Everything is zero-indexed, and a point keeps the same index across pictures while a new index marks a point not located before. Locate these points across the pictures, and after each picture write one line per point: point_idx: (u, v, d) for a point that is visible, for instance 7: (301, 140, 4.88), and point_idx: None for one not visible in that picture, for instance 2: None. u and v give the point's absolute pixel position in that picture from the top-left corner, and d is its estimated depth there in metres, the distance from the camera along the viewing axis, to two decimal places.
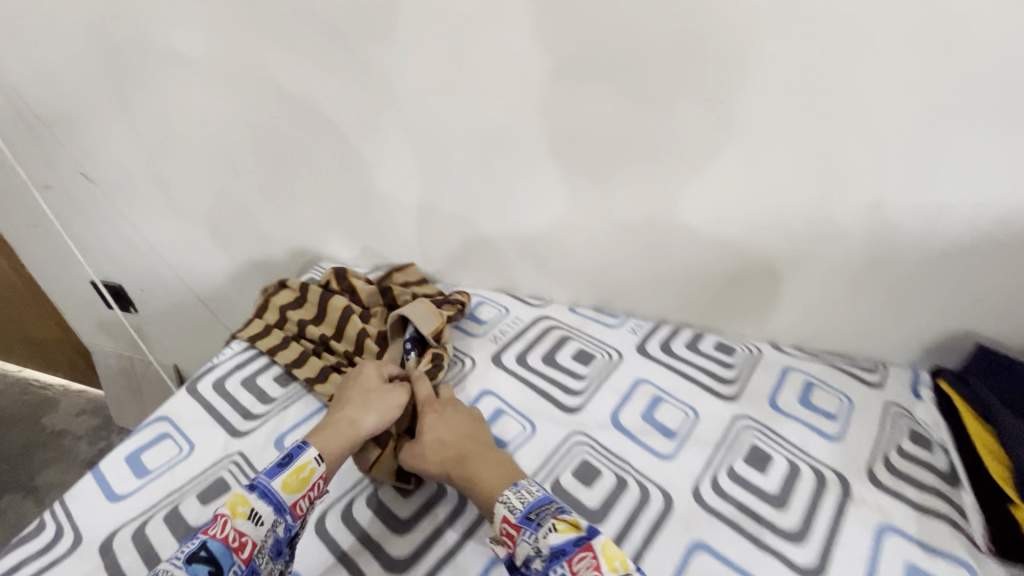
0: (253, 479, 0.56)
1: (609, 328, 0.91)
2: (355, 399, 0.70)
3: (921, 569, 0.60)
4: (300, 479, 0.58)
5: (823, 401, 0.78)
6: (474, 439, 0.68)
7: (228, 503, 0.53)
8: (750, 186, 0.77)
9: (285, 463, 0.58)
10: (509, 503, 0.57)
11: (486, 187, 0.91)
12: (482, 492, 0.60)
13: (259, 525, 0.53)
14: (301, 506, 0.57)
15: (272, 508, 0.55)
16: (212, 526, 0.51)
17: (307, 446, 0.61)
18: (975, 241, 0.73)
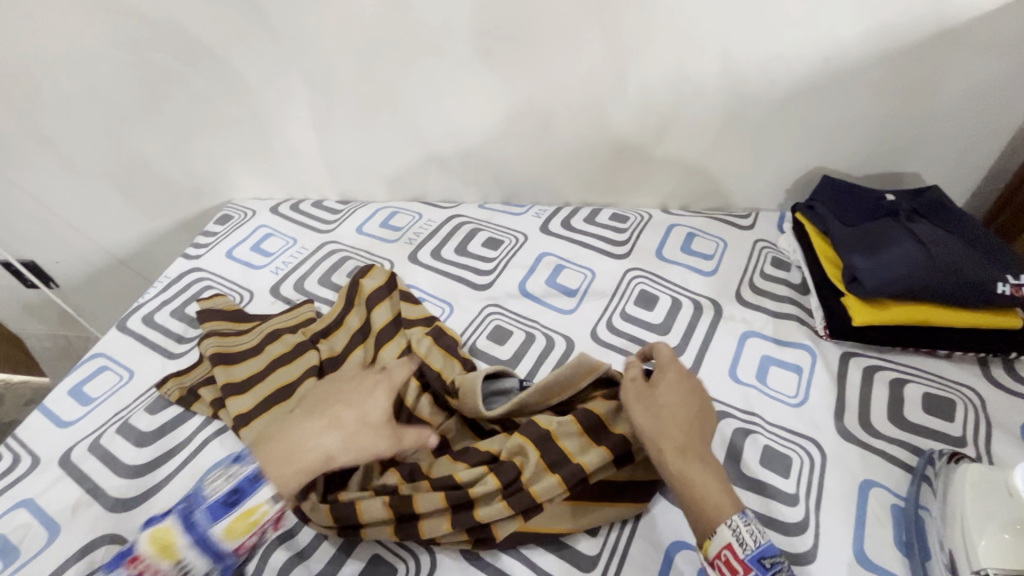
0: (190, 515, 0.49)
1: (514, 216, 0.98)
2: (334, 419, 0.57)
3: (774, 357, 0.73)
4: (246, 524, 0.49)
5: (701, 247, 0.89)
6: (701, 427, 0.56)
7: (155, 545, 0.48)
8: (614, 55, 0.84)
9: (232, 503, 0.50)
10: (738, 531, 0.48)
11: (376, 95, 0.94)
12: (704, 500, 0.50)
13: (184, 573, 0.48)
14: (246, 546, 0.50)
15: (203, 558, 0.49)
16: (137, 563, 0.47)
17: (262, 484, 0.51)
18: (809, 79, 0.82)
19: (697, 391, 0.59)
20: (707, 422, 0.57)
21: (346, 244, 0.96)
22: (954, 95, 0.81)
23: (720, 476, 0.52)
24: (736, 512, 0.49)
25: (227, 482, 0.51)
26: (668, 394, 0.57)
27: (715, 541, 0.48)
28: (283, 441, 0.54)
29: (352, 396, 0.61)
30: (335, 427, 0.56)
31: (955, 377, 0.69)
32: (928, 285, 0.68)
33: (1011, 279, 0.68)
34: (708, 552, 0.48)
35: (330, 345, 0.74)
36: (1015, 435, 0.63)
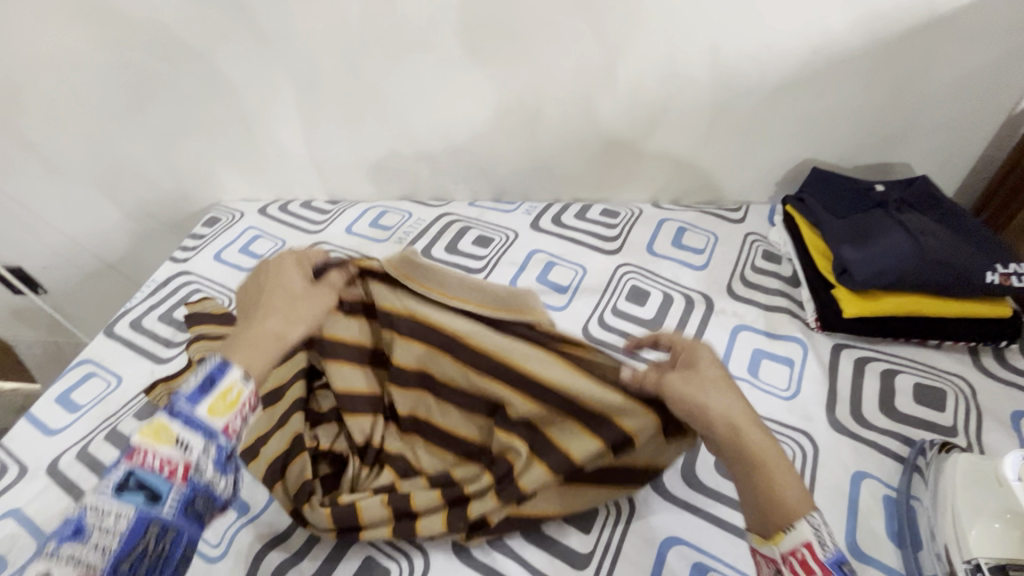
0: (170, 405, 0.42)
1: (505, 213, 0.98)
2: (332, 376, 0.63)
3: (765, 350, 0.73)
4: (227, 401, 0.44)
5: (692, 241, 0.89)
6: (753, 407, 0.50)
7: (147, 432, 0.41)
8: (602, 50, 0.83)
9: (206, 386, 0.43)
10: (819, 531, 0.42)
11: (363, 94, 0.93)
12: (773, 494, 0.44)
13: (187, 450, 0.41)
14: (236, 426, 0.44)
15: (201, 437, 0.42)
16: (133, 453, 0.40)
17: (231, 365, 0.46)
18: (798, 71, 0.82)
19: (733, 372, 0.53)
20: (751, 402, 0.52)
21: (335, 244, 0.95)
22: (942, 85, 0.81)
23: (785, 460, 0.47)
24: (812, 506, 0.43)
25: (196, 371, 0.44)
26: (711, 371, 0.51)
27: (790, 539, 0.42)
28: (290, 399, 0.60)
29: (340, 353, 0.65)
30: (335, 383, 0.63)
31: (946, 367, 0.70)
32: (918, 276, 0.68)
33: (999, 268, 0.68)
34: (782, 547, 0.43)
35: None
36: (1004, 423, 0.63)
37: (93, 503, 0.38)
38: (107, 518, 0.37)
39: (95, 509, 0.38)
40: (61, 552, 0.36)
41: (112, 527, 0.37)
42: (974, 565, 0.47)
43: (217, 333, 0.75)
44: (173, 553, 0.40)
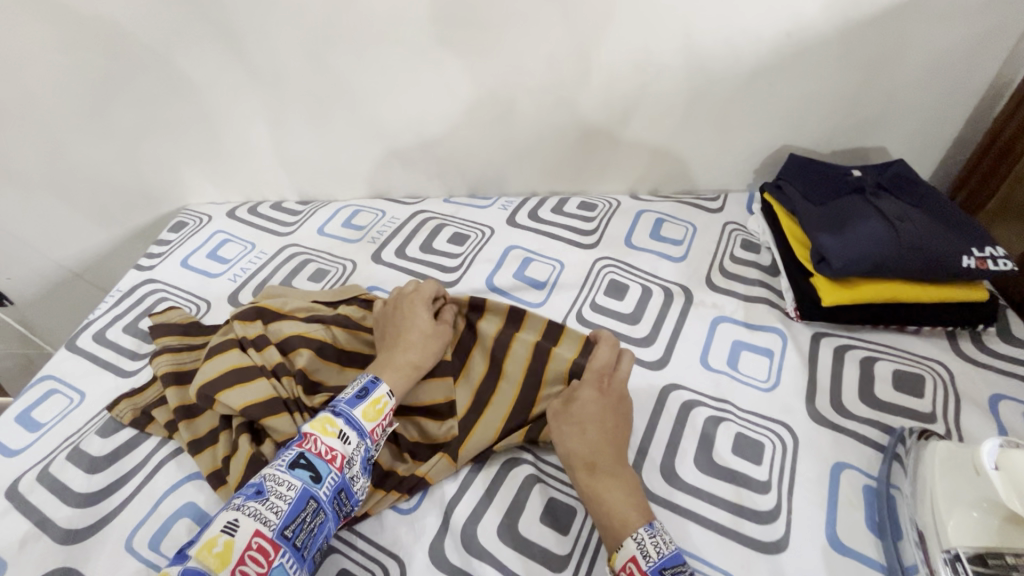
0: (336, 406, 0.57)
1: (481, 209, 0.96)
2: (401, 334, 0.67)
3: (745, 341, 0.72)
4: (376, 409, 0.58)
5: (670, 232, 0.88)
6: (616, 444, 0.57)
7: (316, 423, 0.55)
8: (572, 38, 0.81)
9: (363, 395, 0.59)
10: (643, 543, 0.49)
11: (330, 91, 0.90)
12: (610, 514, 0.52)
13: (345, 443, 0.55)
14: (378, 431, 0.58)
15: (356, 433, 0.56)
16: (307, 439, 0.54)
17: (380, 382, 0.61)
18: (772, 55, 0.81)
19: (612, 400, 0.61)
20: (626, 436, 0.59)
21: (307, 246, 0.92)
22: (915, 67, 0.80)
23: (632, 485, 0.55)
24: (644, 525, 0.51)
25: (354, 385, 0.60)
26: (583, 409, 0.59)
27: (619, 556, 0.49)
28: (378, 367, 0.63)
29: (404, 318, 0.68)
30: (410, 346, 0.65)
31: (924, 352, 0.69)
32: (896, 262, 0.67)
33: (975, 252, 0.68)
34: (616, 563, 0.50)
35: (267, 355, 0.68)
36: (982, 407, 0.63)
37: (273, 472, 0.51)
38: (283, 484, 0.50)
39: (277, 479, 0.51)
40: (248, 504, 0.49)
41: (286, 493, 0.50)
42: (953, 555, 0.47)
43: (181, 346, 0.73)
44: (318, 532, 0.51)
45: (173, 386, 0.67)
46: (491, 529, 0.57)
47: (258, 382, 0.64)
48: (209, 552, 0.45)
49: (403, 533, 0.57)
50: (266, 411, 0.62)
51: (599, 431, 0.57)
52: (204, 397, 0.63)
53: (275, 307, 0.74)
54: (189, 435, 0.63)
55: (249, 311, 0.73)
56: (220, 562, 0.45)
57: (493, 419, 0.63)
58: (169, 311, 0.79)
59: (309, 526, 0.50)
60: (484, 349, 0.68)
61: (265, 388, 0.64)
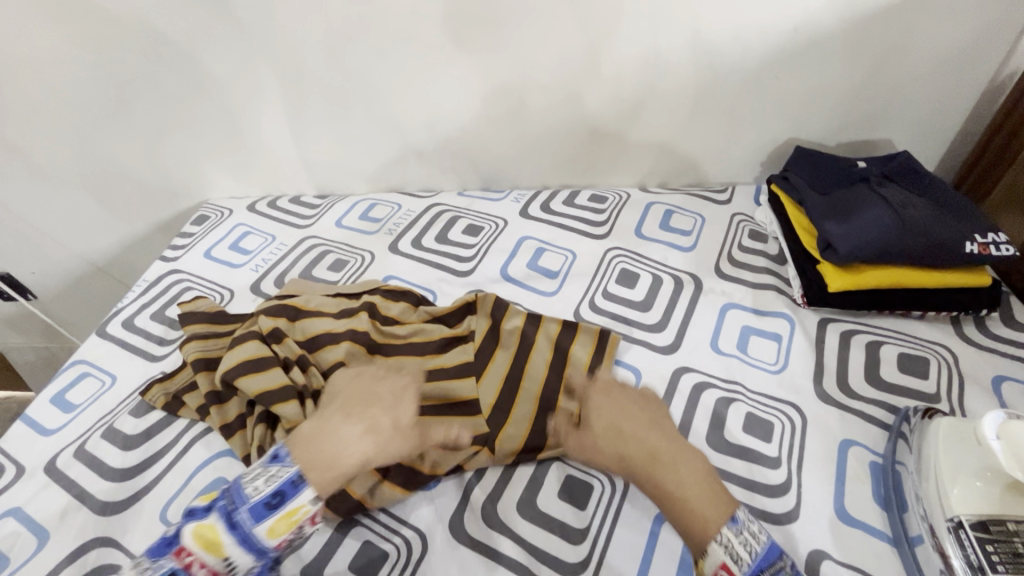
0: (234, 514, 0.49)
1: (494, 202, 0.98)
2: (371, 424, 0.59)
3: (753, 326, 0.74)
4: (288, 524, 0.50)
5: (680, 223, 0.90)
6: (643, 439, 0.58)
7: (200, 538, 0.49)
8: (584, 34, 0.84)
9: (276, 505, 0.50)
10: (731, 546, 0.49)
11: (347, 86, 0.93)
12: (691, 516, 0.52)
13: (228, 566, 0.49)
14: (287, 543, 0.51)
15: (242, 555, 0.49)
16: (183, 556, 0.48)
17: (304, 485, 0.52)
18: (780, 50, 0.83)
19: (620, 396, 0.63)
20: (649, 427, 0.60)
21: (326, 238, 0.95)
22: (919, 61, 0.82)
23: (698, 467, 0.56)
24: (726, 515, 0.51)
25: (268, 484, 0.51)
26: (600, 422, 0.60)
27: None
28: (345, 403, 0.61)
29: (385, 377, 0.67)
30: (372, 432, 0.58)
31: (929, 337, 0.71)
32: (900, 249, 0.69)
33: (979, 238, 0.69)
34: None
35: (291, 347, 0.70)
36: (986, 388, 0.65)
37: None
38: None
39: None
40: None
41: None
42: (956, 522, 0.49)
43: (210, 333, 0.76)
44: None
45: (203, 375, 0.70)
46: (510, 504, 0.59)
47: (273, 371, 0.66)
48: None
49: (424, 508, 0.60)
50: (281, 400, 0.64)
51: (624, 438, 0.58)
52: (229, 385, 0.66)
53: (298, 304, 0.76)
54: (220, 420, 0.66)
55: (273, 307, 0.75)
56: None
57: (521, 418, 0.64)
58: (196, 301, 0.82)
59: None
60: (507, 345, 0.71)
61: (279, 375, 0.66)
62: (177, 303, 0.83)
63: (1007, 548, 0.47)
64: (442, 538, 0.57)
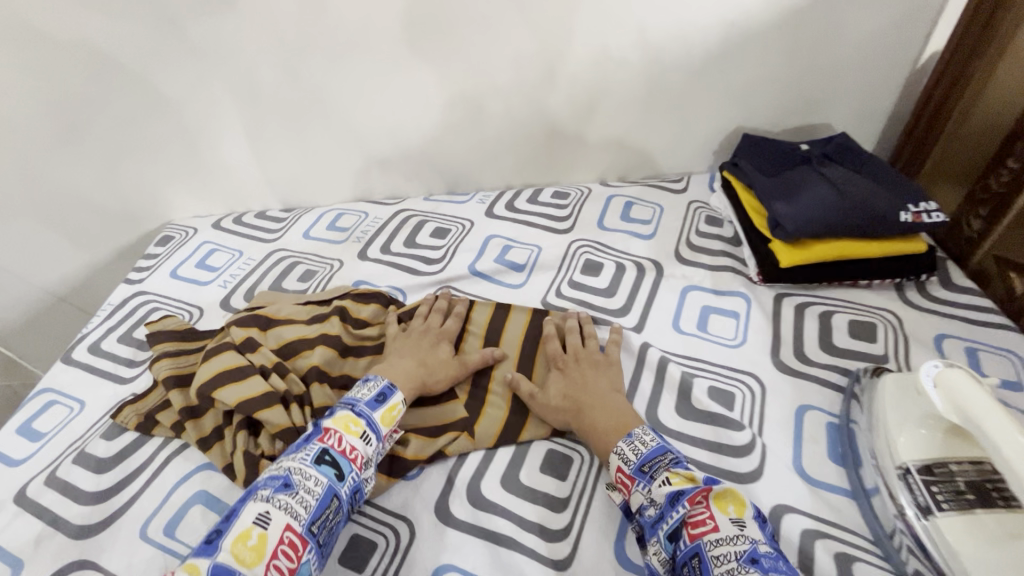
0: (356, 406, 0.60)
1: (459, 204, 1.00)
2: (421, 359, 0.69)
3: (713, 306, 0.78)
4: (393, 416, 0.61)
5: (639, 213, 0.93)
6: (587, 389, 0.64)
7: (340, 422, 0.57)
8: (533, 38, 0.87)
9: (382, 400, 0.61)
10: (622, 453, 0.57)
11: (306, 100, 0.94)
12: (598, 440, 0.60)
13: (365, 444, 0.57)
14: (389, 437, 0.61)
15: (375, 436, 0.59)
16: (330, 436, 0.56)
17: (396, 390, 0.63)
18: (720, 43, 0.87)
19: (587, 360, 0.68)
20: (598, 380, 0.66)
21: (293, 250, 0.96)
22: (848, 47, 0.88)
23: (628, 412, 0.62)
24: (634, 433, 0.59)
25: (373, 389, 0.62)
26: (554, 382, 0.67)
27: (613, 472, 0.57)
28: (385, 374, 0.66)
29: (415, 341, 0.72)
30: (424, 364, 0.68)
31: (875, 303, 0.76)
32: (842, 222, 0.74)
33: (912, 207, 0.74)
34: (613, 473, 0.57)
35: (267, 356, 0.71)
36: (929, 346, 0.69)
37: (299, 466, 0.53)
38: (310, 480, 0.52)
39: (302, 472, 0.53)
40: (278, 497, 0.50)
41: (313, 489, 0.52)
42: (905, 469, 0.53)
43: (180, 352, 0.75)
44: (337, 527, 0.53)
45: (175, 391, 0.69)
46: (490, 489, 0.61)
47: (252, 380, 0.67)
48: (243, 543, 0.47)
49: (407, 499, 0.60)
50: (261, 405, 0.64)
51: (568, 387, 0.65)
52: (204, 396, 0.66)
53: (271, 314, 0.77)
54: (199, 431, 0.66)
55: (246, 318, 0.76)
56: (255, 555, 0.47)
57: (497, 404, 0.68)
58: (164, 320, 0.82)
59: (331, 524, 0.52)
60: (475, 343, 0.75)
61: (260, 383, 0.66)
62: (145, 324, 0.83)
63: (949, 485, 0.51)
64: (425, 527, 0.58)
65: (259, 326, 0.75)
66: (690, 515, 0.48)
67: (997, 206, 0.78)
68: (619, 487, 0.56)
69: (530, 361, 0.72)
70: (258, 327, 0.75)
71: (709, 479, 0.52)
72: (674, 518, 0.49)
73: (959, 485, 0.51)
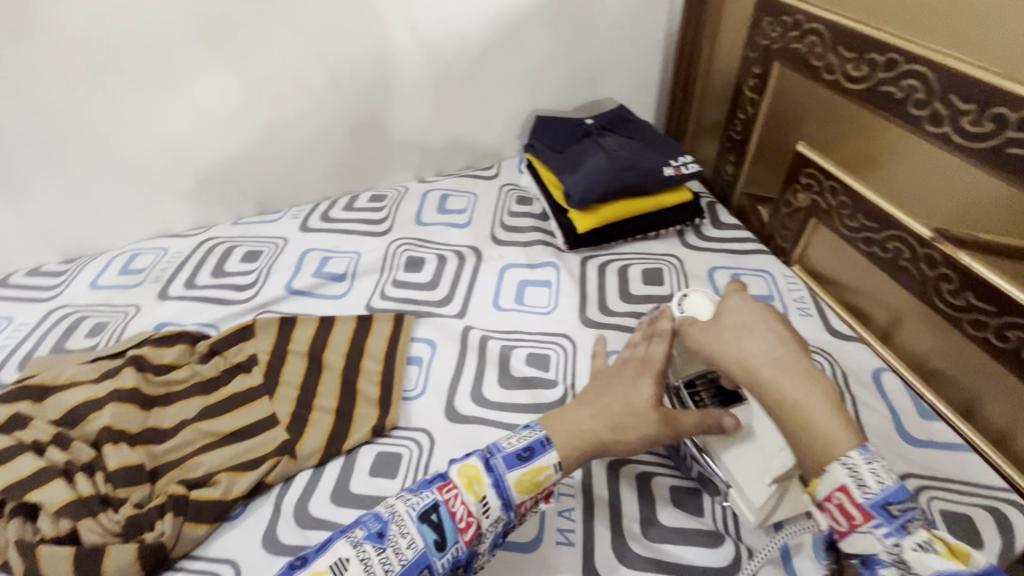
0: (491, 458, 0.50)
1: (272, 223, 0.95)
2: (612, 418, 0.52)
3: (527, 279, 0.83)
4: (533, 481, 0.49)
5: (455, 204, 0.96)
6: (794, 356, 0.45)
7: (467, 474, 0.49)
8: (311, 44, 0.86)
9: (525, 457, 0.50)
10: (857, 474, 0.38)
11: (59, 133, 0.83)
12: (808, 438, 0.41)
13: (485, 512, 0.47)
14: (526, 505, 0.50)
15: (499, 504, 0.48)
16: (447, 489, 0.48)
17: (551, 447, 0.51)
18: (495, 34, 0.93)
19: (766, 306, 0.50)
20: (795, 357, 0.45)
21: (78, 304, 0.84)
22: (606, 29, 0.98)
23: (787, 333, 0.46)
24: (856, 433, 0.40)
25: (522, 439, 0.51)
26: (748, 339, 0.47)
27: (823, 484, 0.40)
28: (557, 424, 0.53)
29: (616, 386, 0.54)
30: (610, 420, 0.52)
31: (662, 251, 0.86)
32: (621, 184, 0.82)
33: (672, 162, 0.85)
34: (817, 495, 0.40)
35: (42, 429, 0.62)
36: (703, 279, 0.81)
37: (402, 516, 0.46)
38: (405, 538, 0.45)
39: (401, 522, 0.46)
40: (364, 546, 0.44)
41: (404, 551, 0.44)
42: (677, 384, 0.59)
43: None
44: None
45: None
46: (323, 502, 0.60)
47: (20, 460, 0.59)
48: None
49: (234, 539, 0.58)
50: (37, 483, 0.57)
51: (773, 347, 0.46)
52: None
53: (46, 381, 0.68)
54: None
55: (14, 392, 0.66)
56: None
57: (320, 424, 0.66)
58: None
59: None
60: (297, 364, 0.72)
61: (33, 461, 0.58)
62: None
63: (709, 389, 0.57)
64: (254, 562, 0.55)
65: (31, 398, 0.66)
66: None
67: (739, 151, 0.92)
68: (829, 517, 0.40)
69: (355, 369, 0.72)
70: (31, 399, 0.66)
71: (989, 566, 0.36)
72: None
73: (717, 386, 0.57)
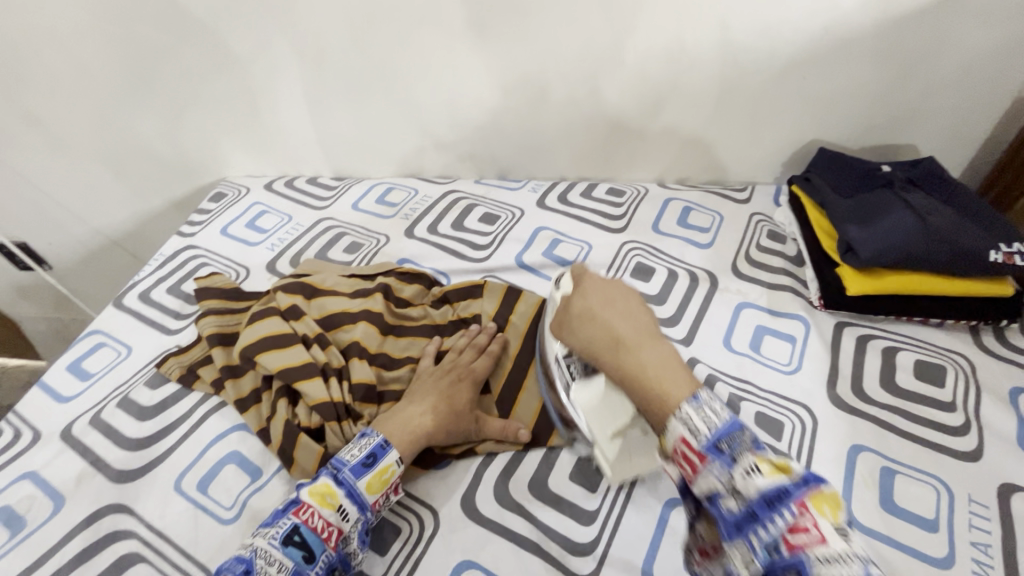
0: (339, 473, 0.55)
1: (511, 191, 0.98)
2: (433, 404, 0.62)
3: (768, 326, 0.74)
4: (382, 480, 0.55)
5: (698, 220, 0.89)
6: (642, 325, 0.51)
7: (318, 493, 0.53)
8: (611, 28, 0.83)
9: (370, 463, 0.56)
10: (688, 420, 0.41)
11: (369, 68, 0.93)
12: (653, 396, 0.45)
13: (344, 518, 0.53)
14: (381, 503, 0.55)
15: (356, 508, 0.54)
16: (303, 511, 0.52)
17: (390, 447, 0.57)
18: (810, 49, 0.82)
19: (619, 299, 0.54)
20: (646, 328, 0.51)
21: (342, 220, 0.95)
22: (949, 66, 0.81)
23: (643, 316, 0.52)
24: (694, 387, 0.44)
25: (363, 448, 0.57)
26: (587, 318, 0.53)
27: (669, 439, 0.42)
28: (390, 425, 0.60)
29: (426, 387, 0.64)
30: (434, 411, 0.61)
31: (947, 346, 0.70)
32: (922, 255, 0.68)
33: (1003, 248, 0.68)
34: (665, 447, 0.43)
35: (309, 326, 0.70)
36: (1003, 399, 0.64)
37: (265, 547, 0.50)
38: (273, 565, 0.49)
39: (267, 554, 0.49)
40: None
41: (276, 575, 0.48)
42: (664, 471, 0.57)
43: (226, 309, 0.76)
44: None
45: (219, 348, 0.70)
46: (521, 486, 0.60)
47: (294, 348, 0.67)
48: None
49: (435, 487, 0.60)
50: (301, 376, 0.65)
51: (624, 327, 0.51)
52: (246, 358, 0.67)
53: (316, 283, 0.77)
54: (240, 389, 0.67)
55: (293, 283, 0.76)
56: None
57: (528, 402, 0.66)
58: (214, 276, 0.83)
59: None
60: (518, 336, 0.72)
61: (301, 353, 0.67)
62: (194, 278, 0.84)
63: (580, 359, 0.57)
64: (449, 519, 0.57)
65: (303, 293, 0.75)
66: (791, 523, 0.35)
67: None
68: (676, 465, 0.42)
69: None
70: (303, 293, 0.75)
71: (813, 474, 0.37)
72: (771, 525, 0.36)
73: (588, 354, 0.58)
